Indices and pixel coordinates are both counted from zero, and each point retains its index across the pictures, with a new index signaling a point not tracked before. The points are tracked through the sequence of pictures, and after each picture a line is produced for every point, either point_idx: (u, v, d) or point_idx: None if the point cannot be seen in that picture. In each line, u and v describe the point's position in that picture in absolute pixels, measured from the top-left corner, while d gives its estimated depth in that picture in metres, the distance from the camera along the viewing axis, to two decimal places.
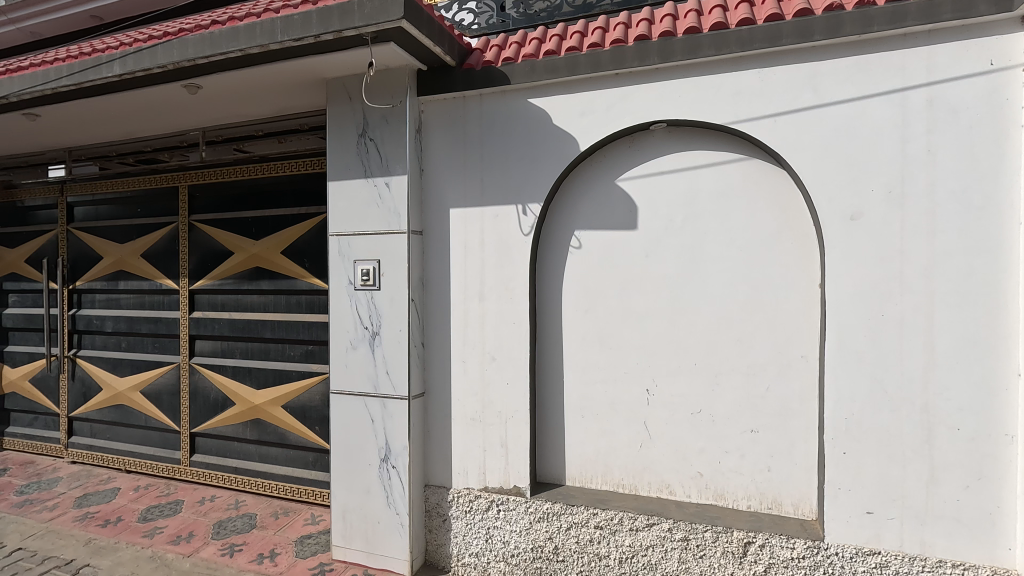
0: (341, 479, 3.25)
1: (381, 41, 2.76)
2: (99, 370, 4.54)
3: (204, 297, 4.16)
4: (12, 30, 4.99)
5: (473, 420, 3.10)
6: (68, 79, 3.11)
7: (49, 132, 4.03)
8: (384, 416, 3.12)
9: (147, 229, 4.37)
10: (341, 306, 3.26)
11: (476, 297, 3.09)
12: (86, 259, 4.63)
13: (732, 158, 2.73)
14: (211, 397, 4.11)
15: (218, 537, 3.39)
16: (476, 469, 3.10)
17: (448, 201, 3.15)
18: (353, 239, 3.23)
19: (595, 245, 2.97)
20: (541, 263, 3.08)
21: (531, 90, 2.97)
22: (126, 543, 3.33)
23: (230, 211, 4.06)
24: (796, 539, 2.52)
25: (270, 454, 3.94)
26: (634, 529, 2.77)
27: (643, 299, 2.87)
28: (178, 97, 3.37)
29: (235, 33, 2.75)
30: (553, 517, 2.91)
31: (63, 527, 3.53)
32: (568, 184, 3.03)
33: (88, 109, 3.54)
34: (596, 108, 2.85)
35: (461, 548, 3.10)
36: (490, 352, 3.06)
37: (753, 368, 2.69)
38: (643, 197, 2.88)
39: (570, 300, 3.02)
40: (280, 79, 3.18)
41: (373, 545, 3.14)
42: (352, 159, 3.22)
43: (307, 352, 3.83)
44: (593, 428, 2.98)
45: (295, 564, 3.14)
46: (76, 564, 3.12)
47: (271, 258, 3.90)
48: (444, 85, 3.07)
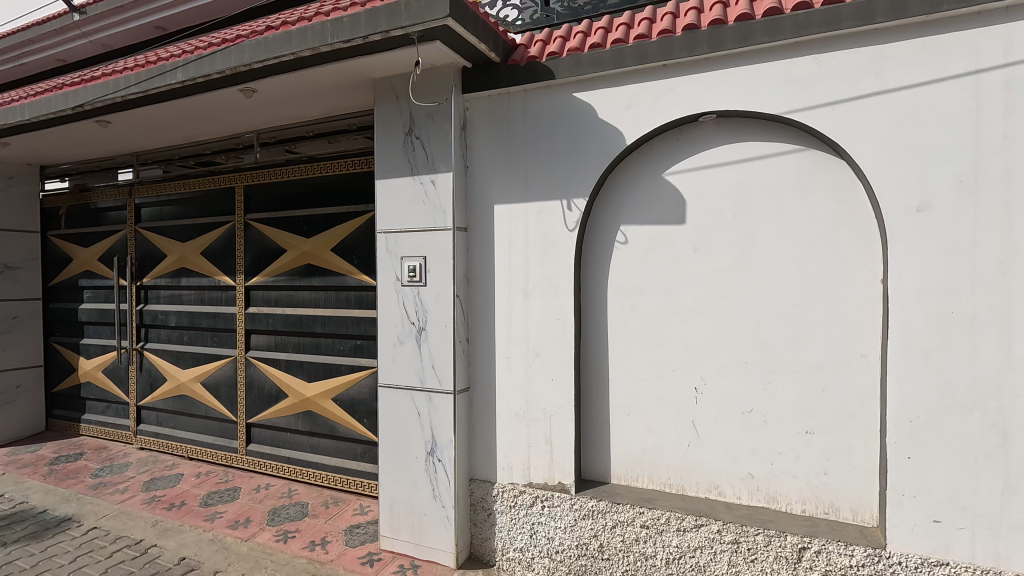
0: (388, 470, 3.32)
1: (427, 39, 2.78)
2: (164, 362, 4.81)
3: (259, 293, 4.33)
4: (85, 42, 5.34)
5: (517, 416, 3.11)
6: (135, 87, 3.29)
7: (120, 137, 4.28)
8: (430, 410, 3.17)
9: (206, 228, 4.58)
10: (388, 302, 3.33)
11: (521, 293, 3.09)
12: (152, 257, 4.90)
13: (786, 149, 2.62)
14: (265, 389, 4.28)
15: (272, 524, 3.53)
16: (520, 464, 3.11)
17: (492, 197, 3.16)
18: (400, 236, 3.29)
19: (641, 240, 2.92)
20: (586, 259, 3.05)
21: (576, 84, 2.94)
22: (189, 526, 3.52)
23: (282, 210, 4.21)
24: (855, 546, 2.41)
25: (321, 445, 4.06)
26: (681, 529, 2.71)
27: (691, 296, 2.80)
28: (235, 100, 3.50)
29: (287, 37, 2.85)
30: (597, 515, 2.89)
31: (133, 509, 3.77)
32: (613, 179, 2.99)
33: (154, 115, 3.74)
34: (643, 101, 2.80)
35: (506, 543, 3.12)
36: (534, 348, 3.06)
37: (808, 367, 2.58)
38: (692, 190, 2.80)
39: (614, 296, 2.99)
40: (330, 80, 3.27)
41: (420, 536, 3.20)
42: (399, 157, 3.28)
43: (356, 347, 3.93)
44: (638, 426, 2.93)
45: (345, 553, 3.24)
46: (144, 544, 3.32)
47: (322, 256, 4.02)
48: (489, 82, 3.08)
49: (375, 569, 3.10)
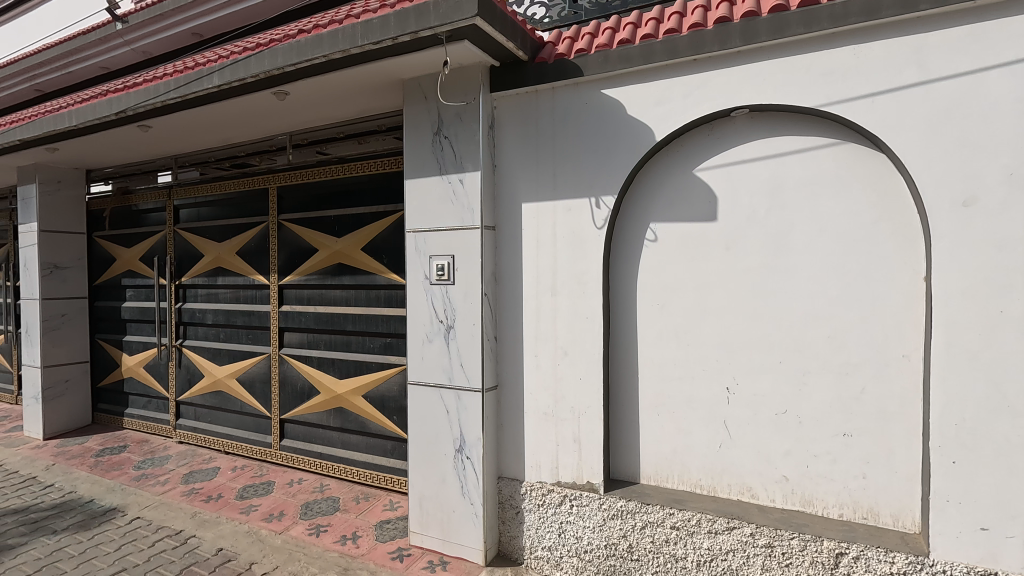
0: (417, 467, 3.36)
1: (456, 39, 2.80)
2: (202, 359, 4.96)
3: (292, 292, 4.43)
4: (127, 50, 5.54)
5: (545, 415, 3.11)
6: (174, 92, 3.40)
7: (160, 141, 4.42)
8: (458, 408, 3.19)
9: (241, 228, 4.70)
10: (417, 300, 3.37)
11: (549, 291, 3.09)
12: (190, 257, 5.06)
13: (822, 143, 2.55)
14: (298, 386, 4.37)
15: (305, 518, 3.61)
16: (548, 462, 3.11)
17: (520, 196, 3.16)
18: (429, 235, 3.32)
19: (671, 238, 2.88)
20: (615, 257, 3.02)
21: (605, 80, 2.92)
22: (226, 518, 3.63)
23: (314, 211, 4.29)
24: (896, 553, 2.33)
25: (352, 441, 4.13)
26: (712, 531, 2.66)
27: (723, 294, 2.75)
28: (268, 103, 3.58)
29: (319, 40, 2.90)
30: (627, 516, 2.86)
31: (173, 500, 3.90)
32: (642, 176, 2.95)
33: (192, 119, 3.85)
34: (673, 96, 2.76)
35: (534, 541, 3.12)
36: (562, 347, 3.05)
37: (846, 367, 2.51)
38: (724, 187, 2.75)
39: (644, 294, 2.96)
40: (360, 81, 3.31)
41: (448, 533, 3.22)
42: (428, 157, 3.31)
43: (386, 345, 3.98)
44: (669, 426, 2.90)
45: (375, 548, 3.29)
46: (184, 534, 3.44)
47: (352, 255, 4.08)
48: (517, 80, 3.08)
49: (404, 564, 3.13)
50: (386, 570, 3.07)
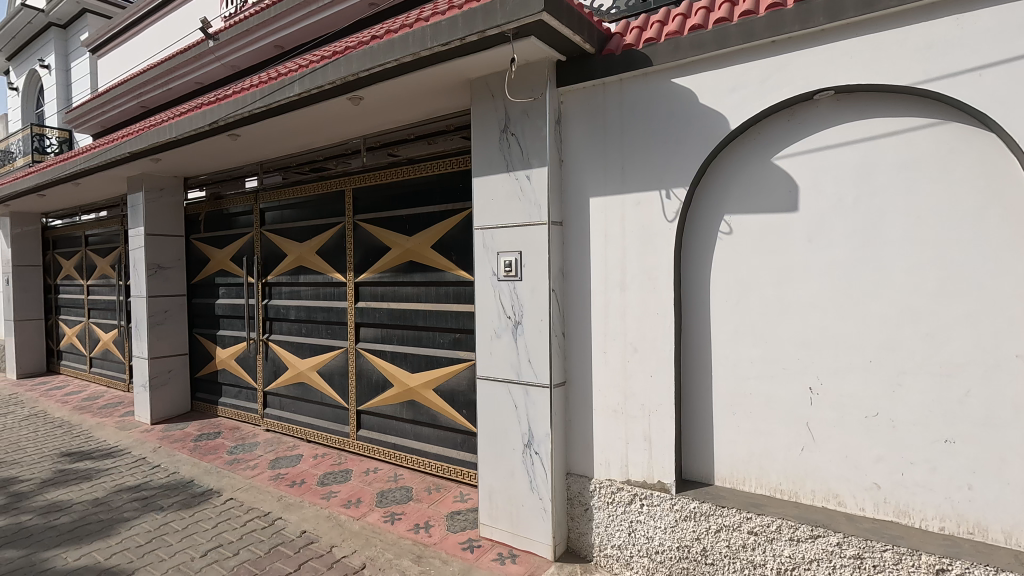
0: (487, 460, 3.41)
1: (523, 36, 2.80)
2: (286, 352, 5.27)
3: (367, 289, 4.61)
4: (219, 65, 5.99)
5: (614, 412, 3.07)
6: (260, 101, 3.63)
7: (248, 149, 4.73)
8: (527, 403, 3.21)
9: (320, 229, 4.96)
10: (485, 296, 3.42)
11: (617, 287, 3.04)
12: (275, 256, 5.38)
13: (918, 124, 2.35)
14: (373, 379, 4.56)
15: (381, 505, 3.77)
16: (618, 460, 3.07)
17: (588, 190, 3.13)
18: (496, 232, 3.35)
19: (747, 230, 2.76)
20: (686, 250, 2.93)
21: (675, 69, 2.83)
22: (309, 502, 3.85)
23: (386, 210, 4.45)
24: (1009, 573, 2.11)
25: (424, 433, 4.26)
26: (794, 539, 2.52)
27: (805, 289, 2.60)
28: (344, 108, 3.75)
29: (391, 45, 3.00)
30: (701, 518, 2.77)
31: (262, 484, 4.18)
32: (715, 166, 2.84)
33: (276, 127, 4.10)
34: (749, 82, 2.63)
35: (604, 539, 3.09)
36: (632, 343, 3.00)
37: (947, 368, 2.30)
38: (805, 175, 2.60)
39: (718, 289, 2.85)
40: (428, 83, 3.39)
41: (517, 527, 3.26)
42: (495, 154, 3.34)
43: (455, 340, 4.07)
44: (745, 427, 2.78)
45: (447, 537, 3.38)
46: (272, 516, 3.68)
47: (422, 252, 4.19)
48: (584, 74, 3.04)
49: (474, 555, 3.20)
50: (457, 560, 3.15)
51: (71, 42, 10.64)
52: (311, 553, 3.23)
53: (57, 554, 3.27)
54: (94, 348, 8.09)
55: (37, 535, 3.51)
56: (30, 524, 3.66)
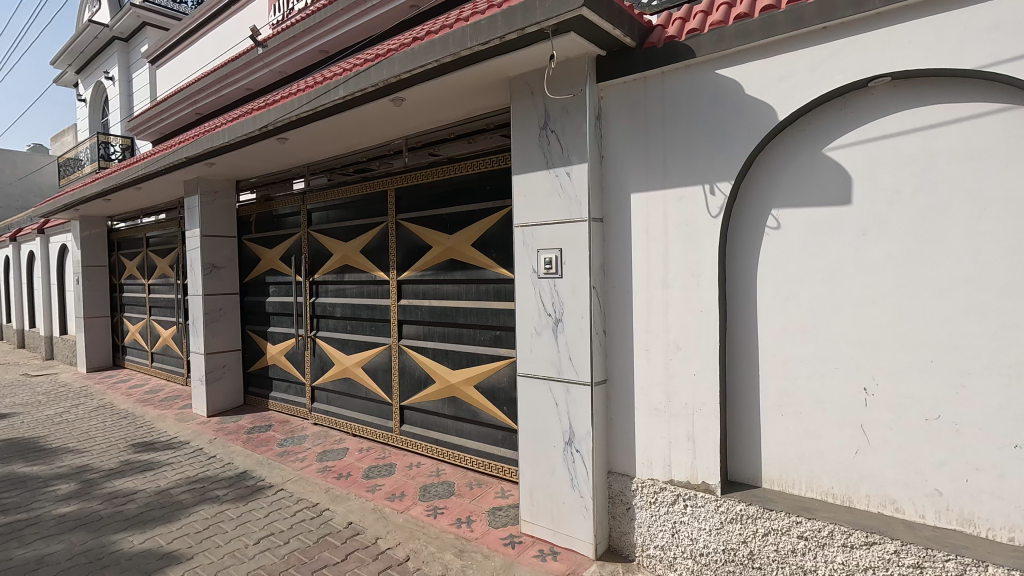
0: (528, 457, 3.42)
1: (562, 32, 2.79)
2: (332, 348, 5.43)
3: (409, 287, 4.69)
4: (268, 71, 6.21)
5: (657, 411, 3.02)
6: (306, 105, 3.74)
7: (295, 151, 4.89)
8: (568, 400, 3.20)
9: (364, 228, 5.07)
10: (526, 294, 3.43)
11: (660, 284, 2.99)
12: (321, 255, 5.54)
13: (984, 110, 2.21)
14: (416, 375, 4.64)
15: (424, 499, 3.84)
16: (661, 459, 3.02)
17: (629, 186, 3.09)
18: (536, 229, 3.36)
19: (796, 224, 2.66)
20: (732, 246, 2.86)
21: (720, 60, 2.76)
22: (355, 494, 3.96)
23: (427, 209, 4.51)
24: None
25: (465, 429, 4.31)
26: (848, 545, 2.43)
27: (858, 285, 2.49)
28: (387, 110, 3.82)
29: (431, 46, 3.03)
30: (747, 520, 2.70)
31: (310, 476, 4.33)
32: (762, 159, 2.76)
33: (322, 129, 4.22)
34: (798, 70, 2.54)
35: (646, 539, 3.05)
36: (674, 341, 2.95)
37: (1016, 369, 2.16)
38: (858, 167, 2.49)
39: (765, 286, 2.77)
40: (469, 82, 3.42)
41: (559, 524, 3.26)
42: (535, 151, 3.34)
43: (496, 337, 4.09)
44: (794, 428, 2.69)
45: (488, 533, 3.41)
46: (320, 507, 3.81)
47: (463, 251, 4.23)
48: (624, 68, 3.00)
49: (516, 551, 3.22)
50: (498, 555, 3.17)
51: (133, 54, 11.22)
52: (357, 544, 3.32)
53: (124, 537, 3.48)
54: (155, 344, 8.53)
55: (106, 519, 3.74)
56: (100, 509, 3.90)
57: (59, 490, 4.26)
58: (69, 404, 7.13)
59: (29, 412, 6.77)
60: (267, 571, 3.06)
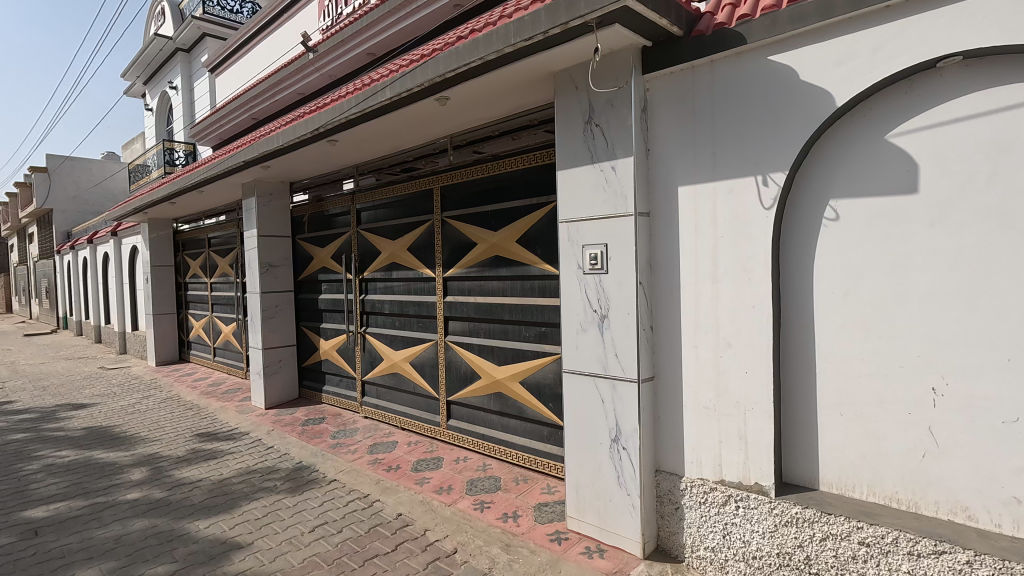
0: (574, 453, 3.41)
1: (607, 24, 2.75)
2: (381, 344, 5.57)
3: (455, 283, 4.75)
4: (319, 75, 6.40)
5: (707, 409, 2.95)
6: (355, 108, 3.84)
7: (346, 152, 5.02)
8: (614, 397, 3.17)
9: (411, 226, 5.16)
10: (571, 290, 3.41)
11: (709, 279, 2.91)
12: (370, 253, 5.68)
13: None
14: (462, 370, 4.70)
15: (471, 493, 3.89)
16: (710, 459, 2.95)
17: (677, 179, 3.02)
18: (581, 225, 3.33)
19: (856, 215, 2.53)
20: (786, 239, 2.75)
21: (772, 45, 2.65)
22: (404, 487, 4.05)
23: (472, 207, 4.55)
24: None
25: (511, 424, 4.33)
26: (914, 553, 2.30)
27: (925, 279, 2.34)
28: (432, 109, 3.88)
29: (475, 44, 3.05)
30: (804, 524, 2.60)
31: (361, 468, 4.46)
32: (818, 147, 2.64)
33: (371, 130, 4.32)
34: (859, 52, 2.41)
35: (696, 540, 2.99)
36: (725, 338, 2.86)
37: None
38: (924, 152, 2.34)
39: (822, 281, 2.65)
40: (512, 79, 3.42)
41: (605, 521, 3.23)
42: (579, 146, 3.31)
43: (541, 334, 4.09)
44: (854, 429, 2.56)
45: (535, 528, 3.43)
46: (371, 498, 3.92)
47: (507, 247, 4.24)
48: (671, 58, 2.93)
49: (562, 547, 3.22)
50: (544, 550, 3.18)
51: (194, 64, 11.79)
52: (406, 535, 3.41)
53: (190, 522, 3.69)
54: (217, 339, 8.97)
55: (174, 504, 3.98)
56: (169, 495, 4.16)
57: (133, 476, 4.55)
58: (141, 396, 7.61)
59: (106, 402, 7.26)
60: (321, 558, 3.18)
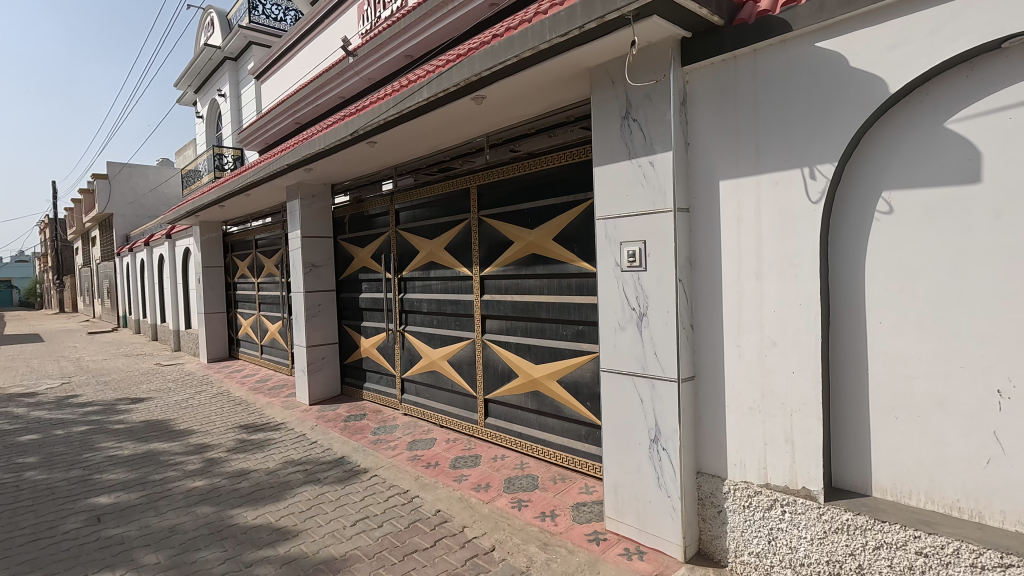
0: (612, 454, 3.37)
1: (644, 16, 2.70)
2: (420, 342, 5.64)
3: (492, 282, 4.77)
4: (358, 79, 6.55)
5: (751, 410, 2.86)
6: (393, 109, 3.90)
7: (385, 153, 5.11)
8: (654, 397, 3.11)
9: (448, 225, 5.21)
10: (609, 288, 3.37)
11: (753, 276, 2.82)
12: (409, 253, 5.77)
13: None
14: (499, 369, 4.71)
15: (509, 491, 3.90)
16: (755, 461, 2.86)
17: (718, 173, 2.94)
18: (619, 222, 3.28)
19: (911, 208, 2.40)
20: (835, 233, 2.64)
21: (819, 31, 2.54)
22: (443, 483, 4.10)
23: (509, 206, 4.55)
24: None
25: (548, 423, 4.32)
26: (977, 566, 2.16)
27: (989, 274, 2.20)
28: (468, 108, 3.90)
29: (511, 43, 3.05)
30: (855, 531, 2.49)
31: (401, 464, 4.54)
32: (869, 137, 2.51)
33: (409, 131, 4.38)
34: (915, 35, 2.28)
35: (740, 545, 2.91)
36: (770, 337, 2.77)
37: None
38: (988, 139, 2.19)
39: (875, 277, 2.52)
40: (548, 75, 3.41)
41: (645, 523, 3.18)
42: (617, 142, 3.27)
43: (578, 332, 4.05)
44: (911, 432, 2.43)
45: (573, 528, 3.41)
46: (411, 494, 3.98)
47: (544, 245, 4.22)
48: (712, 49, 2.85)
49: (601, 548, 3.19)
50: (583, 551, 3.16)
51: (241, 72, 12.25)
52: (445, 532, 3.44)
53: (240, 512, 3.84)
54: (264, 337, 9.31)
55: (225, 495, 4.15)
56: (219, 486, 4.33)
57: (187, 467, 4.78)
58: (193, 391, 7.97)
59: (162, 397, 7.64)
60: (362, 551, 3.25)
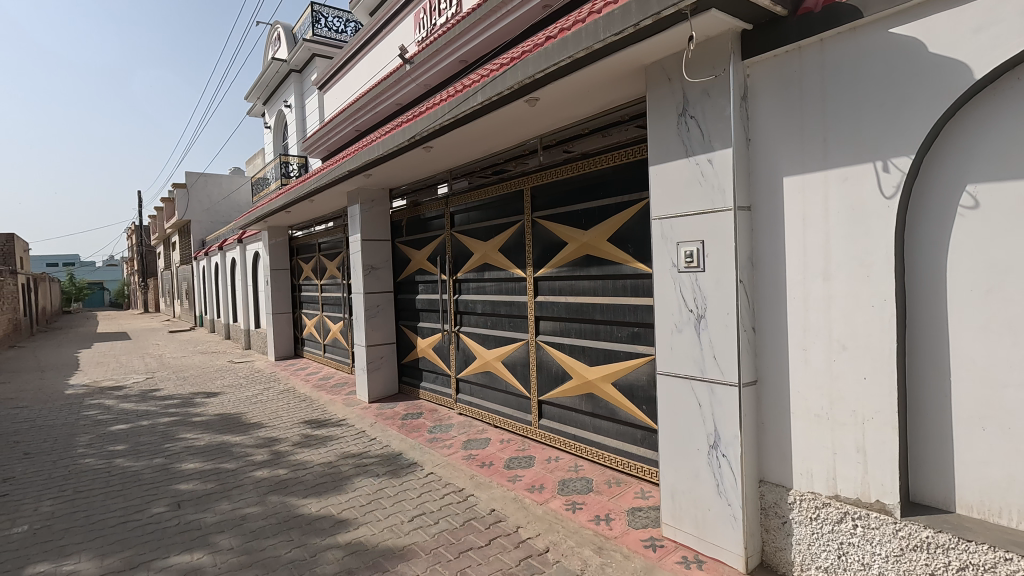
0: (669, 459, 3.29)
1: (702, 9, 2.62)
2: (475, 343, 5.71)
3: (545, 283, 4.77)
4: (415, 85, 6.71)
5: (819, 417, 2.72)
6: (448, 114, 3.97)
7: (441, 158, 5.21)
8: (713, 402, 3.02)
9: (502, 227, 5.25)
10: (666, 289, 3.29)
11: (820, 277, 2.68)
12: (464, 255, 5.85)
13: None
14: (553, 370, 4.70)
15: (563, 493, 3.88)
16: (823, 471, 2.71)
17: (782, 169, 2.82)
18: (676, 222, 3.21)
19: (999, 202, 2.21)
20: (912, 230, 2.47)
21: (893, 17, 2.39)
22: (497, 483, 4.13)
23: (563, 207, 4.54)
24: None
25: (603, 425, 4.27)
26: None
27: None
28: (522, 111, 3.92)
29: (564, 43, 3.04)
30: (936, 550, 2.32)
31: (456, 462, 4.61)
32: (950, 127, 2.34)
33: (464, 135, 4.45)
34: (1003, 16, 2.10)
35: (807, 558, 2.77)
36: (839, 340, 2.62)
37: None
38: None
39: (958, 277, 2.34)
40: (601, 75, 3.37)
41: (704, 532, 3.08)
42: (674, 140, 3.19)
43: (634, 334, 3.99)
44: (1000, 446, 2.24)
45: (628, 533, 3.35)
46: (466, 492, 4.03)
47: (598, 246, 4.18)
48: (776, 40, 2.74)
49: (657, 555, 3.11)
50: (638, 557, 3.10)
51: (305, 83, 12.82)
52: (500, 531, 3.47)
53: (305, 503, 4.00)
54: (326, 336, 9.68)
55: (292, 486, 4.34)
56: (286, 477, 4.54)
57: (256, 458, 5.03)
58: (263, 387, 8.39)
59: (235, 392, 8.09)
60: (419, 546, 3.32)
